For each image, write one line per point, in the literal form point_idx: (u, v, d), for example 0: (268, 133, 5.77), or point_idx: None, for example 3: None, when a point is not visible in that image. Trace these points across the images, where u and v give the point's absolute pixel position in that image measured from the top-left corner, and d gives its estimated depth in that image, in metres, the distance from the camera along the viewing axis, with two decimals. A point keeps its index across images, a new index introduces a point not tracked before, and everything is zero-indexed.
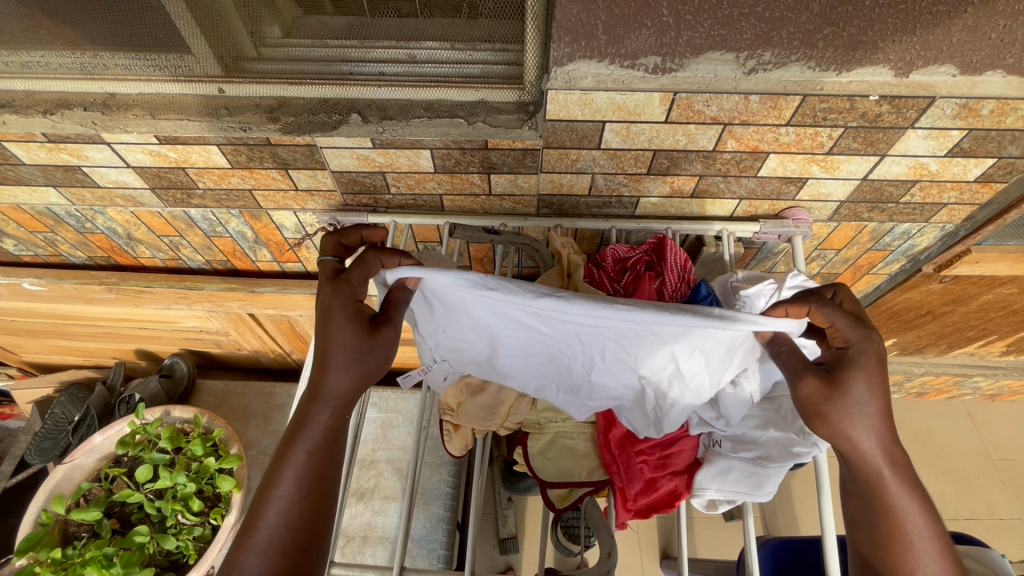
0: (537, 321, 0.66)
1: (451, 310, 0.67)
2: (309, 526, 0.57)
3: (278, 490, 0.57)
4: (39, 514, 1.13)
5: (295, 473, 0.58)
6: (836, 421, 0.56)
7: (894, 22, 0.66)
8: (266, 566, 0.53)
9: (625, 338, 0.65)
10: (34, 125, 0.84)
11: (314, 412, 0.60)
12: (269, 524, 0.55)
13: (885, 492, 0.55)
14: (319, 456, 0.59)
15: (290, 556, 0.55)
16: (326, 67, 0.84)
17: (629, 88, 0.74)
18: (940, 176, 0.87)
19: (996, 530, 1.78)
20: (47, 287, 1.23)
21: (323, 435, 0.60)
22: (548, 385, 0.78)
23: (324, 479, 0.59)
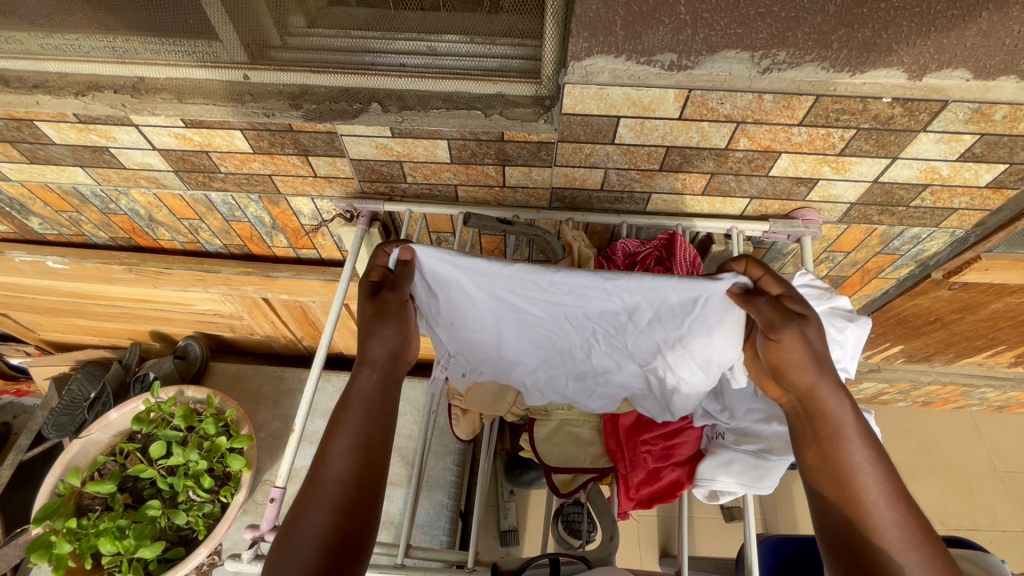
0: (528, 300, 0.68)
1: (444, 301, 0.71)
2: (367, 477, 0.55)
3: (336, 444, 0.56)
4: (57, 485, 1.16)
5: (350, 426, 0.57)
6: (796, 361, 0.57)
7: (908, 25, 0.67)
8: (328, 518, 0.51)
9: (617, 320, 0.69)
10: (67, 105, 0.87)
11: (363, 376, 0.61)
12: (330, 477, 0.53)
13: (841, 431, 0.55)
14: (371, 412, 0.59)
15: (351, 507, 0.52)
16: (349, 57, 0.86)
17: (645, 84, 0.76)
18: (951, 181, 0.88)
19: (1000, 542, 1.78)
20: (70, 265, 1.27)
21: (373, 393, 0.61)
22: (556, 371, 0.80)
23: (376, 432, 0.59)
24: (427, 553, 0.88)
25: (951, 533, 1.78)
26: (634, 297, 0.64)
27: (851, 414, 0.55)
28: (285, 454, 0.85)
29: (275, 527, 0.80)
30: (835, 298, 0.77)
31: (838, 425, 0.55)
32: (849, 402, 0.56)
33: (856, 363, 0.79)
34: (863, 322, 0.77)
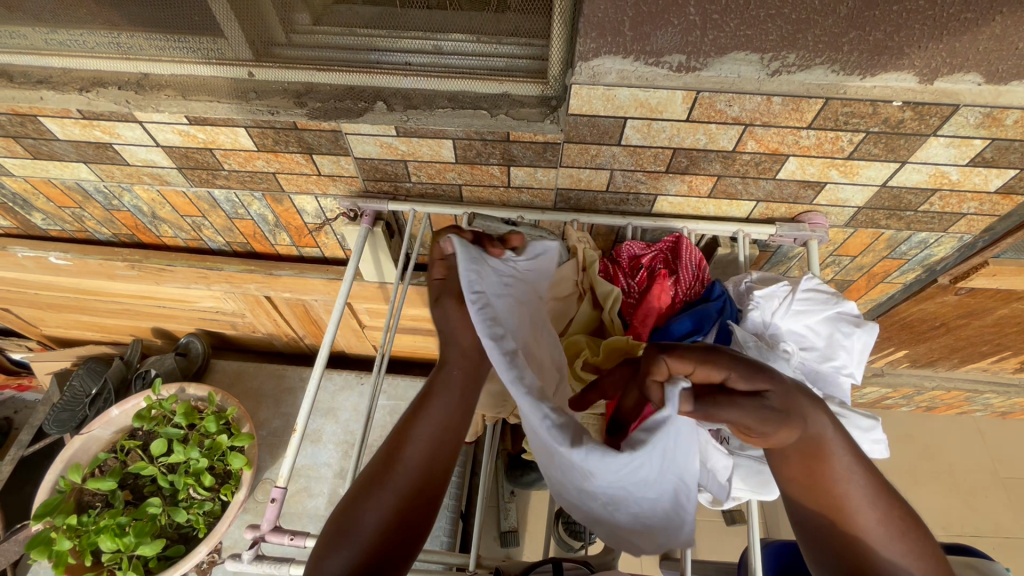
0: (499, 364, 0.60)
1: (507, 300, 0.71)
2: (434, 475, 0.60)
3: (416, 434, 0.62)
4: (58, 481, 1.16)
5: (431, 422, 0.63)
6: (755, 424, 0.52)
7: (920, 28, 0.66)
8: (391, 503, 0.57)
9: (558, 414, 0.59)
10: (70, 101, 0.86)
11: (444, 378, 0.66)
12: (404, 464, 0.59)
13: (818, 457, 0.54)
14: (448, 417, 0.64)
15: (412, 500, 0.58)
16: (354, 55, 0.85)
17: (652, 85, 0.75)
18: (960, 186, 0.87)
19: (1002, 548, 1.77)
20: (72, 261, 1.26)
21: (454, 391, 0.65)
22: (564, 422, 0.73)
23: (452, 436, 0.63)
24: (428, 556, 0.88)
25: (953, 539, 1.77)
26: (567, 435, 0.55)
27: (826, 437, 0.54)
28: (286, 455, 0.85)
29: (276, 528, 0.79)
30: (842, 303, 0.78)
31: (829, 458, 0.54)
32: (819, 423, 0.54)
33: (862, 369, 0.78)
34: (869, 327, 0.77)
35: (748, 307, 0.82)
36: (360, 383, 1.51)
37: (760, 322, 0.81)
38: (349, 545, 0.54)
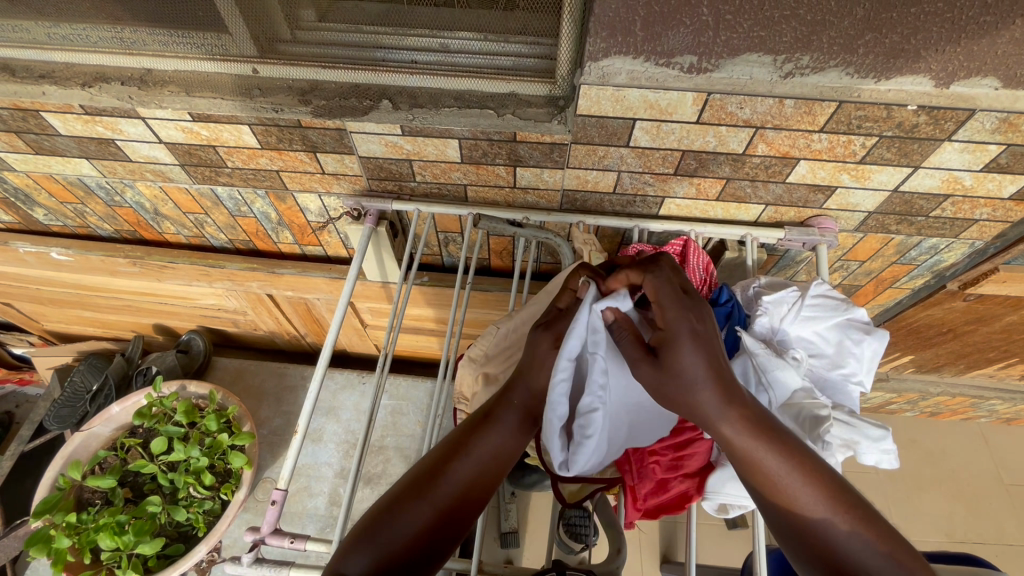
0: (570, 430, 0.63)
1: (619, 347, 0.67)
2: (472, 500, 0.61)
3: (467, 455, 0.62)
4: (57, 478, 1.16)
5: (485, 451, 0.62)
6: (673, 396, 0.57)
7: (938, 31, 0.65)
8: (424, 517, 0.58)
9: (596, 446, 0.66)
10: (73, 96, 0.85)
11: (505, 413, 0.65)
12: (446, 481, 0.60)
13: (747, 448, 0.56)
14: (502, 450, 0.63)
15: (445, 519, 0.58)
16: (359, 52, 0.84)
17: (663, 86, 0.74)
18: (974, 192, 0.86)
19: (1005, 556, 1.76)
20: (74, 257, 1.26)
21: (514, 422, 0.65)
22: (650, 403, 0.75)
23: (501, 468, 0.63)
24: None
25: (956, 545, 1.76)
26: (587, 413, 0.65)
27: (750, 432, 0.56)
28: (287, 455, 0.84)
29: (276, 530, 0.79)
30: (852, 310, 0.77)
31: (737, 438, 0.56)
32: (739, 416, 0.56)
33: (871, 377, 0.77)
34: (879, 335, 0.75)
35: (756, 313, 0.80)
36: (362, 382, 1.50)
37: (768, 328, 0.79)
38: (375, 548, 0.55)
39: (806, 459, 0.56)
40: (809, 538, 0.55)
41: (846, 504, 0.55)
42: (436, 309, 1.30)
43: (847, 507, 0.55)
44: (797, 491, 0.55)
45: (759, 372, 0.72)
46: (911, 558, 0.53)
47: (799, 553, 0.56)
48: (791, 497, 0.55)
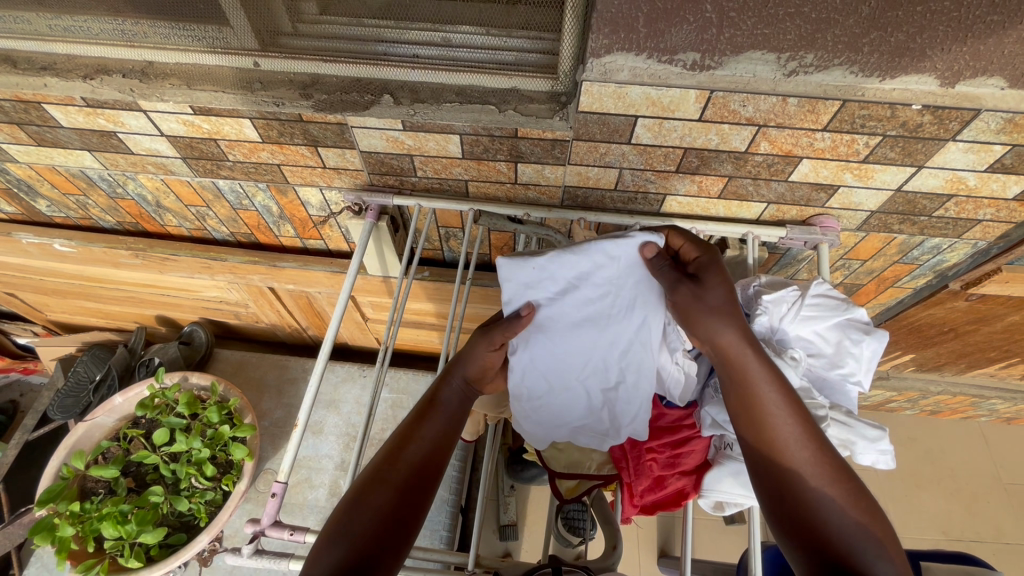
0: (524, 282, 0.68)
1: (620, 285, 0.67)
2: (432, 475, 0.61)
3: (419, 436, 0.63)
4: (60, 468, 1.17)
5: (432, 431, 0.64)
6: (699, 321, 0.63)
7: (944, 30, 0.64)
8: (387, 498, 0.57)
9: (533, 339, 0.70)
10: (74, 88, 0.85)
11: (444, 395, 0.67)
12: (403, 462, 0.60)
13: (755, 385, 0.61)
14: (449, 429, 0.65)
15: (406, 495, 0.58)
16: (361, 47, 0.84)
17: (665, 83, 0.73)
18: (977, 192, 0.85)
19: (1002, 554, 1.76)
20: (76, 249, 1.26)
21: (455, 401, 0.67)
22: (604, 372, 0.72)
23: (449, 443, 0.64)
24: (427, 552, 0.88)
25: (953, 543, 1.77)
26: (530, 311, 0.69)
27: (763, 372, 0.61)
28: (288, 448, 0.84)
29: (276, 522, 0.80)
30: (852, 310, 0.77)
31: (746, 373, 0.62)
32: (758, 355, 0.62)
33: (870, 378, 0.77)
34: (879, 335, 0.75)
35: (755, 312, 0.79)
36: (363, 375, 1.51)
37: (767, 328, 0.79)
38: (346, 536, 0.54)
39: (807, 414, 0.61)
40: (789, 482, 0.58)
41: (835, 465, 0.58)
42: (436, 304, 1.30)
43: (834, 467, 0.58)
44: (793, 436, 0.59)
45: None
46: (882, 525, 0.56)
47: (777, 499, 0.59)
48: (786, 440, 0.59)
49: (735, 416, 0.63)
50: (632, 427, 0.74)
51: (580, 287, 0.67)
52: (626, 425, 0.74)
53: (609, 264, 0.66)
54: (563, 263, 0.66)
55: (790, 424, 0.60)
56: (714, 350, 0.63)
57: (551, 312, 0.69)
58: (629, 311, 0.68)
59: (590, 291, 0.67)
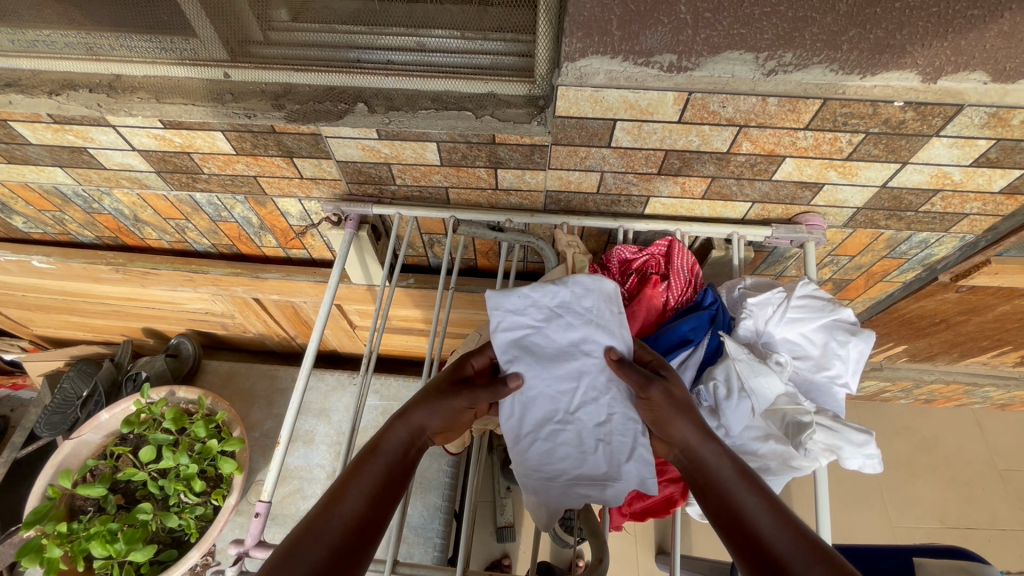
0: (512, 311, 0.69)
1: (597, 313, 0.69)
2: (369, 529, 0.54)
3: (356, 486, 0.56)
4: (47, 488, 1.16)
5: (371, 478, 0.58)
6: (665, 416, 0.61)
7: (924, 25, 0.62)
8: (319, 558, 0.50)
9: (521, 366, 0.67)
10: (40, 105, 0.83)
11: (391, 440, 0.61)
12: (337, 518, 0.53)
13: (718, 475, 0.58)
14: (392, 475, 0.59)
15: (341, 556, 0.51)
16: (333, 53, 0.82)
17: (642, 86, 0.72)
18: (963, 186, 0.84)
19: (998, 540, 1.77)
20: (56, 265, 1.24)
21: (401, 445, 0.61)
22: (594, 410, 0.67)
23: (393, 495, 0.58)
24: (415, 567, 0.86)
25: (949, 531, 1.77)
26: (517, 334, 0.69)
27: (728, 465, 0.58)
28: (271, 467, 0.83)
29: (260, 542, 0.79)
30: (838, 311, 0.76)
31: (709, 467, 0.59)
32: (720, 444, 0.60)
33: (858, 379, 0.76)
34: (866, 336, 0.74)
35: (741, 315, 0.78)
36: (353, 383, 1.50)
37: (752, 331, 0.78)
38: None
39: (781, 503, 0.55)
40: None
41: (825, 550, 0.50)
42: (423, 310, 1.28)
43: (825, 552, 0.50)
44: (769, 524, 0.53)
45: (741, 378, 0.69)
46: None
47: None
48: (763, 528, 0.53)
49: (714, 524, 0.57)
50: (631, 464, 0.65)
51: (561, 314, 0.70)
52: (625, 463, 0.65)
53: (588, 296, 0.70)
54: (545, 291, 0.70)
55: (763, 514, 0.54)
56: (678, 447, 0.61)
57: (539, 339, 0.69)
58: (613, 338, 0.68)
59: (568, 315, 0.69)
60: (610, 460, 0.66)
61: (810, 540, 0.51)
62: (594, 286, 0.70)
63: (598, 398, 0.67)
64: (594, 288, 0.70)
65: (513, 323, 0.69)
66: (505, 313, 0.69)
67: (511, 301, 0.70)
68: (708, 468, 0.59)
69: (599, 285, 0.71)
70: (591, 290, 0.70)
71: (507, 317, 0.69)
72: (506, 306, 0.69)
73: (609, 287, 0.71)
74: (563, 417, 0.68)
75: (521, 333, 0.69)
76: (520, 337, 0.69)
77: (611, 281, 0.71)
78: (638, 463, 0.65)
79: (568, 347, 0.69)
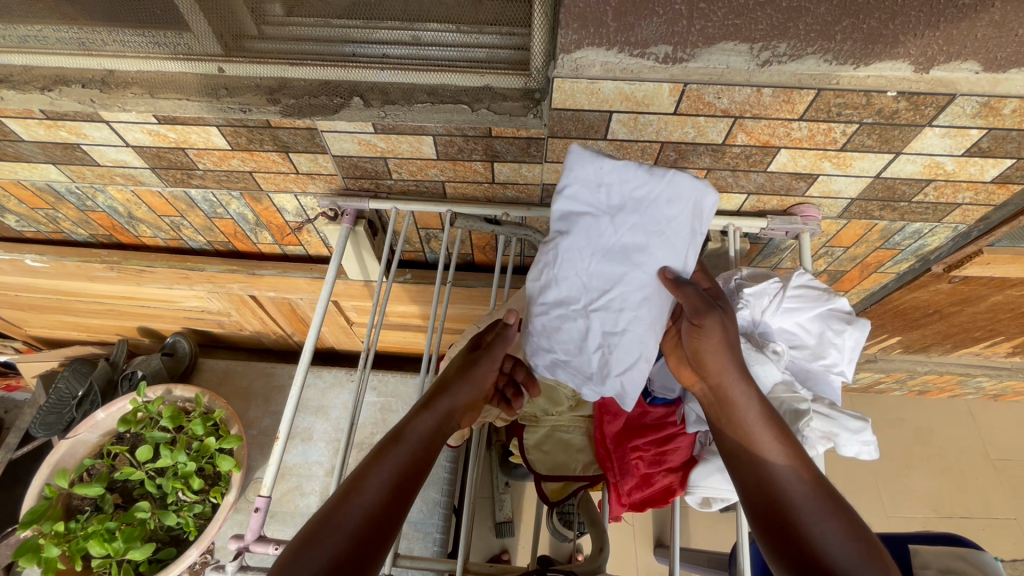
0: (586, 184, 0.63)
1: (675, 221, 0.63)
2: (386, 522, 0.55)
3: (374, 477, 0.57)
4: (43, 488, 1.15)
5: (390, 470, 0.58)
6: (713, 352, 0.62)
7: (917, 15, 0.63)
8: (336, 549, 0.51)
9: (573, 241, 0.64)
10: (32, 101, 0.82)
11: (412, 432, 0.62)
12: (354, 509, 0.55)
13: (745, 417, 0.62)
14: (411, 467, 0.60)
15: (357, 547, 0.52)
16: (328, 48, 0.82)
17: (638, 78, 0.72)
18: (956, 176, 0.85)
19: (991, 529, 1.79)
20: (49, 263, 1.23)
21: (421, 437, 0.62)
22: (612, 317, 0.65)
23: (411, 486, 0.59)
24: (415, 560, 0.86)
25: (943, 520, 1.79)
26: (583, 209, 0.64)
27: (758, 410, 0.62)
28: (271, 461, 0.83)
29: (260, 537, 0.79)
30: (834, 300, 0.76)
31: (738, 407, 0.62)
32: (755, 389, 0.62)
33: (854, 367, 0.77)
34: (861, 325, 0.75)
35: (738, 305, 0.79)
36: (351, 380, 1.50)
37: (749, 321, 0.78)
38: None
39: (801, 450, 0.61)
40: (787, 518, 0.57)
41: (835, 501, 0.57)
42: (420, 306, 1.28)
43: (838, 508, 0.56)
44: (786, 470, 0.59)
45: None
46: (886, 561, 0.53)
47: (775, 533, 0.57)
48: (779, 472, 0.59)
49: (729, 452, 0.64)
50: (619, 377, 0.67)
51: (637, 210, 0.63)
52: (614, 374, 0.67)
53: (675, 203, 0.62)
54: (629, 179, 0.62)
55: (782, 459, 0.60)
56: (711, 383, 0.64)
57: (598, 224, 0.63)
58: (672, 257, 0.64)
59: (643, 215, 0.62)
60: (601, 364, 0.67)
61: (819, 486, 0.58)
62: (688, 191, 0.62)
63: (622, 305, 0.64)
64: (685, 196, 0.62)
65: (584, 196, 0.64)
66: (582, 179, 0.63)
67: (593, 168, 0.62)
68: (738, 409, 0.62)
69: (696, 193, 0.63)
70: (684, 197, 0.62)
71: (581, 184, 0.63)
72: (586, 174, 0.63)
73: (707, 201, 0.64)
74: (578, 309, 0.66)
75: (590, 209, 0.64)
76: (584, 215, 0.64)
77: (710, 197, 0.63)
78: (626, 379, 0.67)
79: (626, 246, 0.63)
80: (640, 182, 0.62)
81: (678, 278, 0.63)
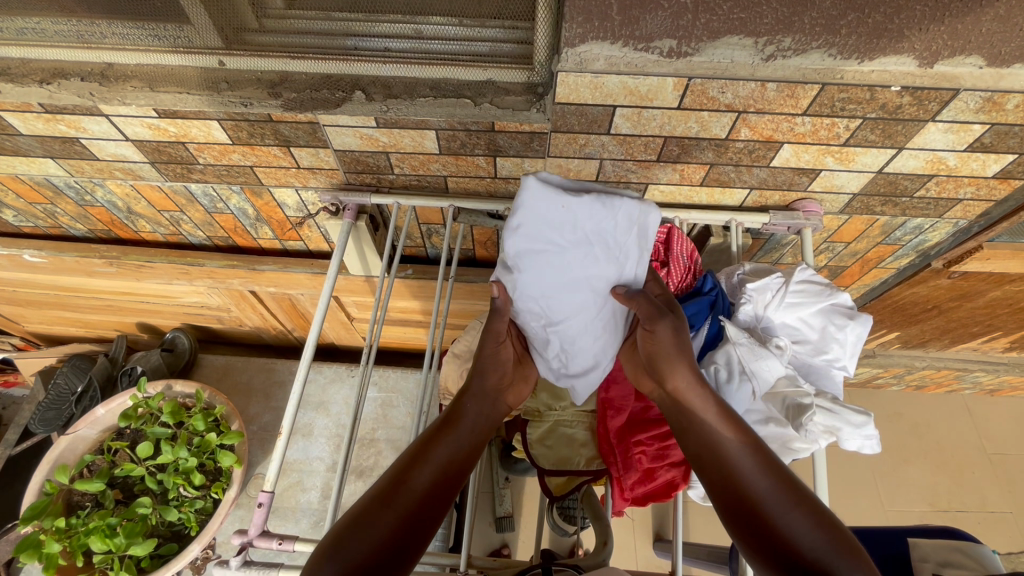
0: (543, 220, 0.61)
1: (627, 245, 0.65)
2: (437, 502, 0.58)
3: (428, 459, 0.61)
4: (43, 484, 1.15)
5: (441, 454, 0.62)
6: (665, 357, 0.63)
7: (921, 9, 0.63)
8: (388, 522, 0.54)
9: (529, 273, 0.64)
10: (30, 94, 0.82)
11: (463, 420, 0.66)
12: (407, 487, 0.57)
13: (703, 420, 0.62)
14: (460, 453, 0.63)
15: (409, 523, 0.55)
16: (330, 41, 0.81)
17: (642, 72, 0.72)
18: (958, 171, 0.85)
19: (987, 522, 1.81)
20: (47, 259, 1.23)
21: (470, 427, 0.66)
22: (572, 336, 0.69)
23: (461, 471, 0.62)
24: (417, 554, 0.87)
25: (940, 514, 1.80)
26: (537, 243, 0.63)
27: (715, 412, 0.62)
28: (273, 456, 0.83)
29: (264, 532, 0.79)
30: (836, 296, 0.77)
31: (696, 411, 0.62)
32: (710, 392, 0.63)
33: (855, 362, 0.77)
34: (863, 320, 0.75)
35: (740, 301, 0.79)
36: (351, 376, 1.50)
37: (752, 316, 0.79)
38: (343, 558, 0.50)
39: (763, 445, 0.60)
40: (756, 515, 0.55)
41: (802, 492, 0.56)
42: (421, 301, 1.28)
43: (801, 494, 0.56)
44: (749, 467, 0.58)
45: (742, 362, 0.71)
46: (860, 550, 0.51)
47: (747, 530, 0.56)
48: (743, 470, 0.58)
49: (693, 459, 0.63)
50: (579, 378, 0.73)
51: (592, 241, 0.63)
52: (574, 377, 0.73)
53: (625, 229, 0.64)
54: (588, 217, 0.61)
55: (745, 456, 0.59)
56: (668, 390, 0.65)
57: (558, 261, 0.63)
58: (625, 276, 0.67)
59: (598, 245, 0.63)
60: (561, 370, 0.73)
61: (784, 480, 0.57)
62: (636, 216, 0.64)
63: (580, 325, 0.68)
64: (634, 222, 0.64)
65: (538, 230, 0.62)
66: (535, 214, 0.61)
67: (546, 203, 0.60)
68: (696, 413, 0.62)
69: (644, 217, 0.64)
70: (631, 223, 0.64)
71: (535, 220, 0.61)
72: (539, 209, 0.61)
73: (653, 222, 0.65)
74: (538, 328, 0.69)
75: (544, 244, 0.63)
76: (539, 249, 0.63)
77: (657, 217, 0.65)
78: (585, 380, 0.73)
79: (582, 274, 0.64)
80: (593, 214, 0.62)
81: (629, 294, 0.65)
